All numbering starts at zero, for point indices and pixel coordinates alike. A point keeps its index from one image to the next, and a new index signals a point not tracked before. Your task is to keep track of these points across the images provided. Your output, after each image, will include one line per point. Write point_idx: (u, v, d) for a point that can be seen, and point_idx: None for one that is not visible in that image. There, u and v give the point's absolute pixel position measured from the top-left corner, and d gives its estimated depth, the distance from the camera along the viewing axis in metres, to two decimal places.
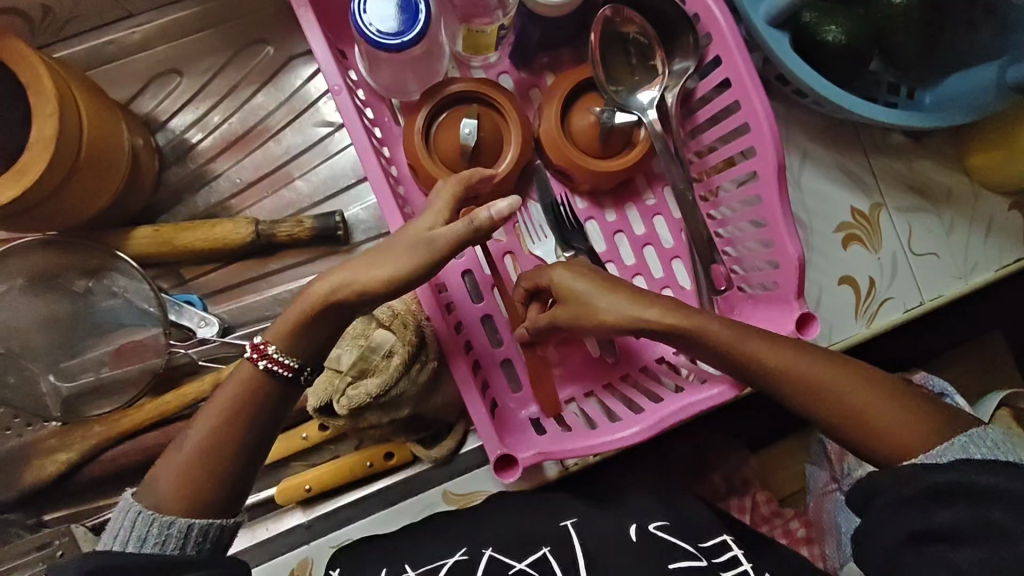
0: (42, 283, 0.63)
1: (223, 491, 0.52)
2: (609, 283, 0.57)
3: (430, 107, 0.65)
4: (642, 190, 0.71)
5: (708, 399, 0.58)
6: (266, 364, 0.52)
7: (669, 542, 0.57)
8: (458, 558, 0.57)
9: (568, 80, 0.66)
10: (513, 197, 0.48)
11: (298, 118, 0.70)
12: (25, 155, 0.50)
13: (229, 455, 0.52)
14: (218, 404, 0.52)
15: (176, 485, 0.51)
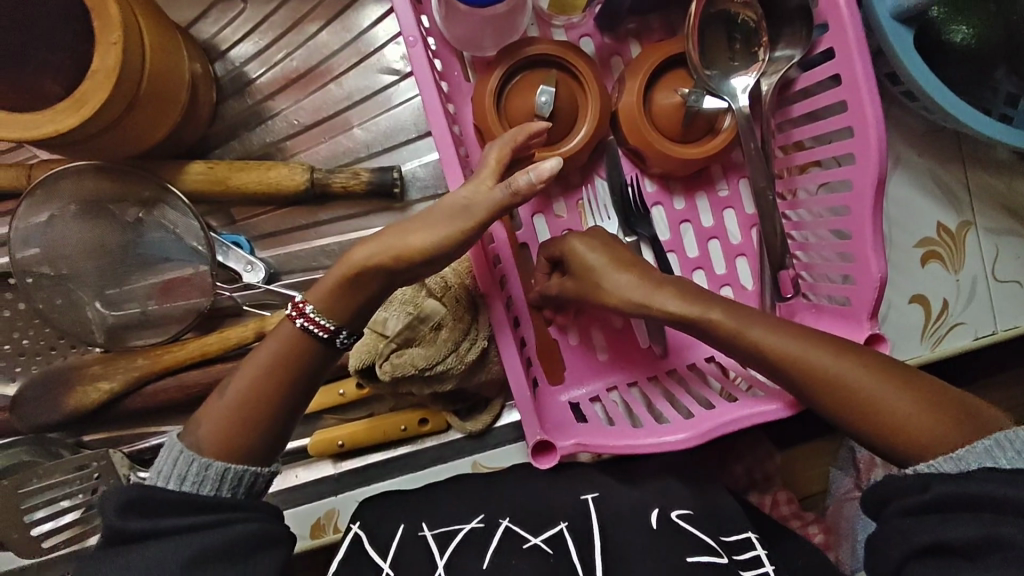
0: (93, 209, 0.62)
1: (264, 442, 0.50)
2: (620, 259, 0.55)
3: (506, 68, 0.60)
4: (717, 179, 0.67)
5: (763, 414, 0.56)
6: (304, 323, 0.49)
7: (690, 533, 0.55)
8: (476, 525, 0.57)
9: (657, 52, 0.61)
10: (556, 160, 0.45)
11: (364, 61, 0.66)
12: (85, 88, 0.47)
13: (270, 406, 0.50)
14: (262, 355, 0.50)
15: (215, 431, 0.48)
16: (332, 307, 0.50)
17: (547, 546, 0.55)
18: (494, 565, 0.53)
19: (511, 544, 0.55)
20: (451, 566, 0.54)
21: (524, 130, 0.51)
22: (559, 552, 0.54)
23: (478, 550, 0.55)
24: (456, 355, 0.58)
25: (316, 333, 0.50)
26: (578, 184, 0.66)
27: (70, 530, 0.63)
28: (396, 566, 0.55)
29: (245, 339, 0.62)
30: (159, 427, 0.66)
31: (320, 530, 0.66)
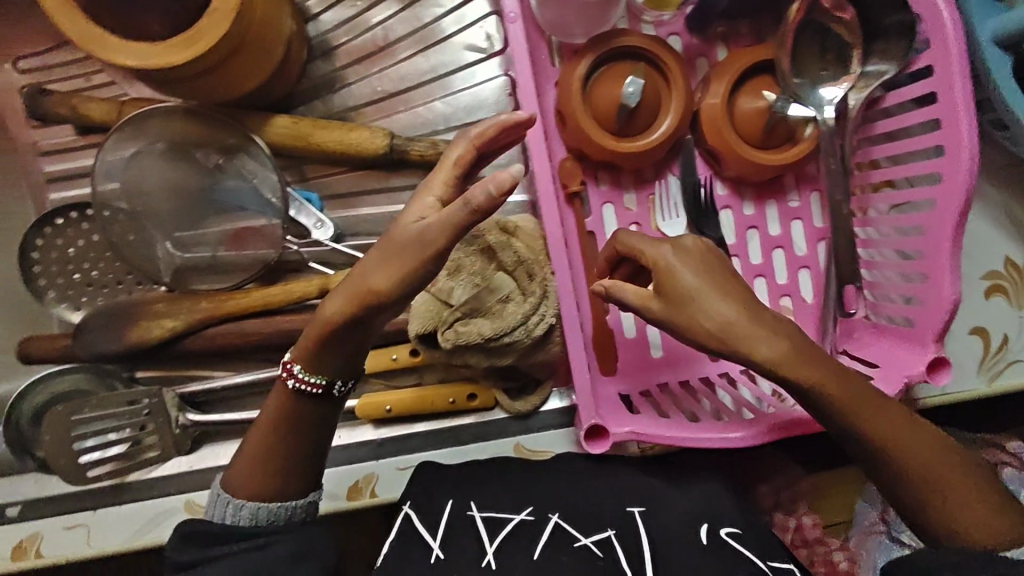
0: (177, 152, 0.64)
1: (292, 482, 0.52)
2: (722, 280, 0.50)
3: (595, 56, 0.60)
4: (788, 189, 0.66)
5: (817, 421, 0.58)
6: (294, 383, 0.50)
7: (737, 552, 0.55)
8: (525, 516, 0.58)
9: (746, 56, 0.60)
10: (516, 168, 0.39)
11: (451, 38, 0.67)
12: (202, 25, 0.48)
13: (300, 445, 0.52)
14: (273, 407, 0.52)
15: (251, 481, 0.51)
16: (316, 364, 0.50)
17: (595, 549, 0.55)
18: (543, 559, 0.55)
19: (562, 541, 0.56)
20: (500, 554, 0.55)
21: (472, 140, 0.45)
22: (607, 557, 0.55)
23: (527, 544, 0.56)
24: (520, 332, 0.58)
25: (308, 388, 0.50)
26: (651, 179, 0.66)
27: (113, 463, 0.66)
28: (445, 548, 0.56)
29: (307, 295, 0.62)
30: (210, 371, 0.68)
31: (357, 493, 0.66)
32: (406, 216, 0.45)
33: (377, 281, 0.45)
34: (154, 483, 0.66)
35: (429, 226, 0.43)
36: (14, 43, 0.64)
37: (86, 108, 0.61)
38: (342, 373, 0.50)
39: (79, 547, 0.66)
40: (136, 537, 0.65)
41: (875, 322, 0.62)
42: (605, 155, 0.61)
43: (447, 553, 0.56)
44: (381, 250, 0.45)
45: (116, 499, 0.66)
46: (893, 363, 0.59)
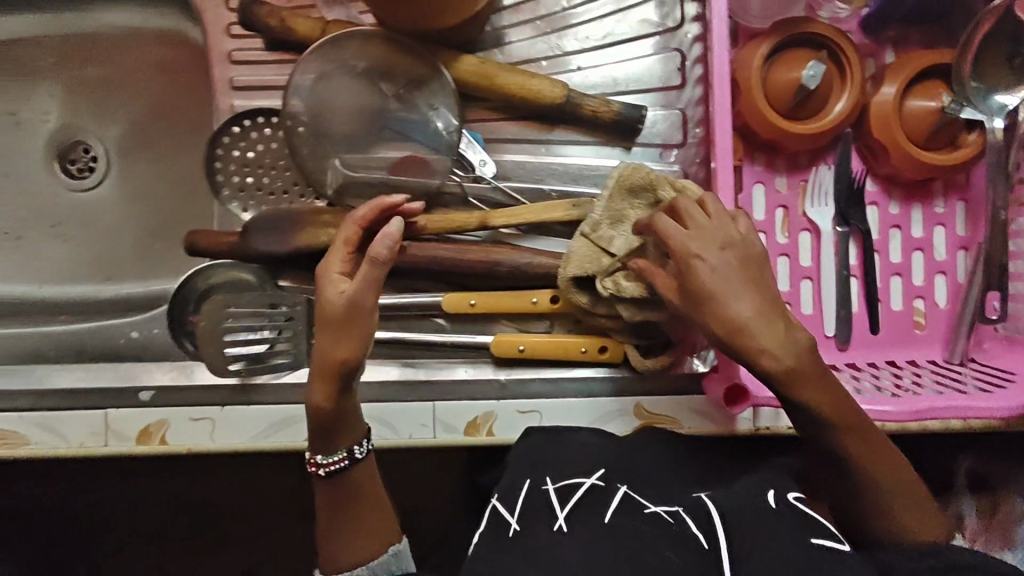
0: (365, 78, 0.67)
1: (373, 535, 0.58)
2: (755, 281, 0.51)
3: (779, 39, 0.63)
4: (935, 194, 0.68)
5: (980, 408, 0.59)
6: (323, 468, 0.58)
7: (812, 517, 0.48)
8: (596, 481, 0.55)
9: (920, 58, 0.63)
10: (397, 222, 0.55)
11: (630, 9, 0.71)
12: None
13: (372, 519, 0.58)
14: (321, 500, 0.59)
15: (346, 553, 0.57)
16: (327, 444, 0.57)
17: (667, 515, 0.50)
18: (615, 521, 0.50)
19: (632, 507, 0.52)
20: (572, 518, 0.52)
21: (353, 225, 0.58)
22: (679, 523, 0.49)
23: (596, 507, 0.52)
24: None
25: (337, 466, 0.58)
26: (804, 166, 0.68)
27: (247, 359, 0.69)
28: (522, 522, 0.52)
29: (467, 226, 0.65)
30: None
31: (475, 429, 0.67)
32: (330, 294, 0.55)
33: (340, 347, 0.54)
34: (282, 389, 0.68)
35: (351, 297, 0.54)
36: None
37: (294, 24, 0.65)
38: (341, 423, 0.57)
39: (202, 440, 0.68)
40: (258, 439, 0.67)
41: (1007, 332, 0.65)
42: (775, 135, 0.64)
43: (524, 526, 0.52)
44: (324, 330, 0.55)
45: (243, 399, 0.68)
46: None
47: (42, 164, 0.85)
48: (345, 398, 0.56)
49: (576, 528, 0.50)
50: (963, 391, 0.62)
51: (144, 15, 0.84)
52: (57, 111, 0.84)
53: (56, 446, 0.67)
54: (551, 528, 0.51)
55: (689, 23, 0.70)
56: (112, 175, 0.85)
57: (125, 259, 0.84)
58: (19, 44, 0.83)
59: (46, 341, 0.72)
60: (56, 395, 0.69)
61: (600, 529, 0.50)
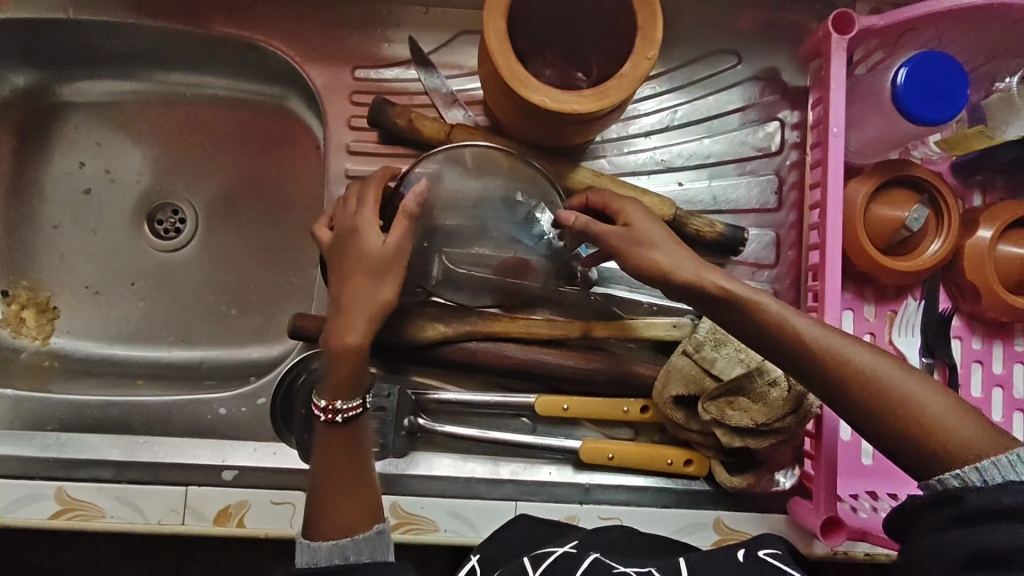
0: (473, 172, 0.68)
1: (372, 496, 0.56)
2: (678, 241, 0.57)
3: (882, 180, 0.66)
4: (1016, 334, 0.70)
5: None
6: (342, 416, 0.56)
7: (778, 568, 0.56)
8: (569, 550, 0.61)
9: (1015, 208, 0.66)
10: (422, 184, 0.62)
11: (733, 132, 0.74)
12: (610, 84, 0.54)
13: (360, 486, 0.56)
14: (325, 466, 0.56)
15: (336, 517, 0.54)
16: (343, 390, 0.56)
17: (636, 574, 0.56)
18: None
19: (602, 567, 0.57)
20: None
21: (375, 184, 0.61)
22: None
23: (567, 567, 0.58)
24: (788, 417, 0.61)
25: (350, 414, 0.56)
26: (893, 297, 0.70)
27: None
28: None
29: (568, 334, 0.68)
30: (445, 385, 0.72)
31: None
32: (368, 238, 0.58)
33: (382, 288, 0.58)
34: None
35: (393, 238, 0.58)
36: (358, 52, 0.72)
37: (421, 126, 0.67)
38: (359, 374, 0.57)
39: (281, 524, 0.67)
40: None
41: None
42: (872, 269, 0.66)
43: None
44: (361, 271, 0.58)
45: None
46: None
47: (130, 223, 0.85)
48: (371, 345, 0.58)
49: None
50: None
51: (246, 88, 0.83)
52: (151, 172, 0.85)
53: (132, 522, 0.67)
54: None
55: (788, 151, 0.73)
56: (197, 238, 0.86)
57: (199, 323, 0.84)
58: (119, 105, 0.85)
59: (131, 411, 0.72)
60: (138, 468, 0.68)
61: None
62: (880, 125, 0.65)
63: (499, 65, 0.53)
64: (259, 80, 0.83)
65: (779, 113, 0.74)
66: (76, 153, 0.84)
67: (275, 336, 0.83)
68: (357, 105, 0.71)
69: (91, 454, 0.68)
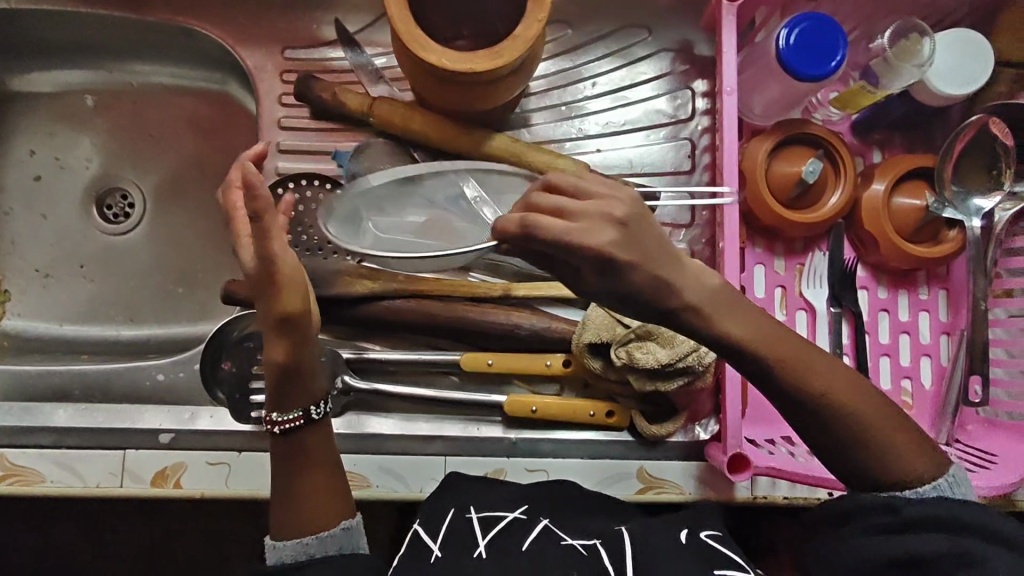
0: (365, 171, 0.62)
1: (338, 490, 0.59)
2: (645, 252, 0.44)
3: (780, 137, 0.70)
4: (920, 283, 0.74)
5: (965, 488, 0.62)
6: (278, 426, 0.56)
7: (718, 550, 0.57)
8: (519, 515, 0.61)
9: (906, 161, 0.70)
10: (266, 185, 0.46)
11: (647, 101, 0.78)
12: (503, 45, 0.58)
13: (321, 487, 0.58)
14: (283, 467, 0.58)
15: (296, 521, 0.57)
16: (280, 403, 0.56)
17: (581, 547, 0.57)
18: (531, 549, 0.57)
19: (550, 538, 0.58)
20: (492, 545, 0.58)
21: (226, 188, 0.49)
22: (592, 555, 0.56)
23: (517, 536, 0.59)
24: (692, 358, 0.65)
25: (290, 426, 0.56)
26: (802, 251, 0.74)
27: None
28: (444, 549, 0.58)
29: (490, 294, 0.71)
30: (378, 347, 0.74)
31: None
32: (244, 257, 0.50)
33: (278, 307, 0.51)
34: None
35: (258, 254, 0.48)
36: (288, 34, 0.76)
37: (346, 98, 0.71)
38: (296, 383, 0.55)
39: (216, 484, 0.69)
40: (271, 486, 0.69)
41: (987, 416, 0.70)
42: (775, 222, 0.70)
43: (446, 553, 0.58)
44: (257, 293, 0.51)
45: (263, 446, 0.71)
46: (1011, 455, 0.66)
47: (80, 208, 0.88)
48: (303, 355, 0.54)
49: (494, 555, 0.57)
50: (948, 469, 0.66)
51: (189, 75, 0.87)
52: (100, 159, 0.88)
53: (71, 485, 0.69)
54: (472, 556, 0.57)
55: (700, 116, 0.77)
56: (145, 221, 0.89)
57: (148, 302, 0.87)
58: (66, 95, 0.88)
59: (73, 380, 0.75)
60: (78, 434, 0.70)
61: (516, 555, 0.56)
62: (777, 90, 0.69)
63: (401, 34, 0.57)
64: (202, 68, 0.86)
65: (690, 82, 0.78)
66: (26, 141, 0.87)
67: (221, 311, 0.86)
68: (286, 83, 0.75)
69: (33, 421, 0.71)
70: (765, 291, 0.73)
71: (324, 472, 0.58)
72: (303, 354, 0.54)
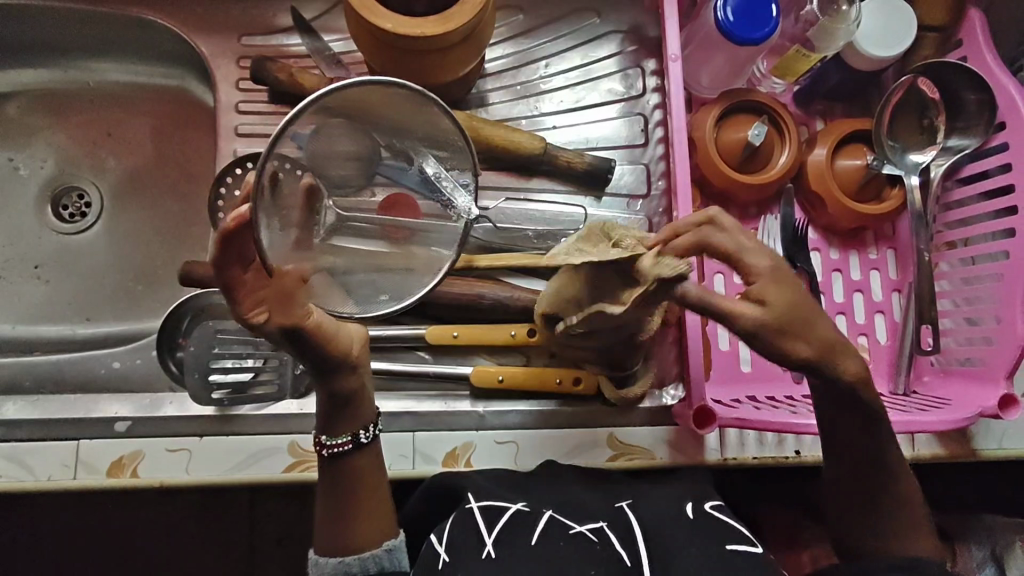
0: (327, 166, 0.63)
1: (385, 513, 0.58)
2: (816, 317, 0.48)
3: (726, 105, 0.73)
4: (868, 243, 0.77)
5: (912, 423, 0.64)
6: (328, 451, 0.56)
7: (726, 524, 0.55)
8: (522, 507, 0.57)
9: (846, 125, 0.73)
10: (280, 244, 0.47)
11: (597, 79, 0.80)
12: (453, 11, 0.61)
13: (375, 505, 0.58)
14: (334, 494, 0.57)
15: (345, 533, 0.57)
16: (336, 428, 0.56)
17: (591, 533, 0.54)
18: (541, 544, 0.53)
19: (557, 529, 0.54)
20: (500, 543, 0.53)
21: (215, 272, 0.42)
22: (604, 544, 0.53)
23: (524, 529, 0.54)
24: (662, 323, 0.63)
25: (340, 450, 0.56)
26: (754, 216, 0.76)
27: (229, 388, 0.70)
28: (452, 552, 0.53)
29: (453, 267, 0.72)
30: None
31: (454, 459, 0.68)
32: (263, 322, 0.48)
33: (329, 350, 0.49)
34: (263, 417, 0.69)
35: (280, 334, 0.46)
36: (247, 23, 0.79)
37: (301, 79, 0.73)
38: (349, 407, 0.55)
39: (175, 473, 0.66)
40: (233, 472, 0.66)
41: (942, 366, 0.72)
42: (728, 186, 0.72)
43: (453, 557, 0.53)
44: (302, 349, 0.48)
45: (224, 429, 0.68)
46: (966, 399, 0.67)
47: (34, 207, 0.87)
48: (356, 380, 0.54)
49: (504, 556, 0.52)
50: (905, 411, 0.67)
51: (148, 73, 0.88)
52: (55, 158, 0.87)
53: (20, 479, 0.65)
54: (480, 557, 0.52)
55: (650, 93, 0.80)
56: (103, 219, 0.87)
57: (105, 300, 0.84)
58: (21, 95, 0.87)
59: (23, 372, 0.76)
60: (30, 426, 0.68)
61: (528, 550, 0.52)
62: (722, 60, 0.72)
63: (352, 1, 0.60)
64: (161, 64, 0.87)
65: (639, 61, 0.81)
66: None
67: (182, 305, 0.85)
68: (244, 69, 0.78)
69: None
70: None
71: (374, 493, 0.58)
72: (355, 383, 0.53)
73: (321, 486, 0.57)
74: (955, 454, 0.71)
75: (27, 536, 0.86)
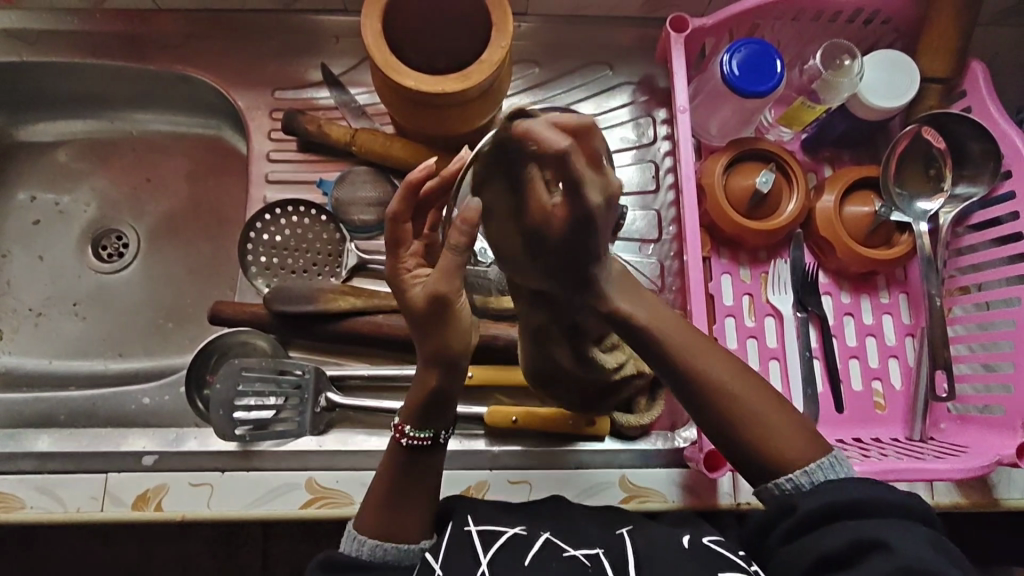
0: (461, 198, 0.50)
1: (417, 517, 0.58)
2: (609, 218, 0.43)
3: (733, 153, 0.75)
4: (880, 287, 0.78)
5: (930, 470, 0.63)
6: (406, 442, 0.57)
7: (717, 552, 0.53)
8: (518, 531, 0.56)
9: (854, 172, 0.75)
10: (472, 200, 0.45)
11: (609, 128, 0.84)
12: (472, 69, 0.64)
13: (410, 502, 0.57)
14: (388, 478, 0.58)
15: (384, 523, 0.57)
16: (424, 424, 0.56)
17: (584, 557, 0.53)
18: (534, 564, 0.52)
19: (551, 551, 0.54)
20: (494, 563, 0.53)
21: (390, 221, 0.47)
22: (595, 566, 0.52)
23: (518, 549, 0.54)
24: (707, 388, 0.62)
25: (420, 443, 0.57)
26: (765, 260, 0.77)
27: (252, 424, 0.72)
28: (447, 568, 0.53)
29: None
30: (358, 361, 0.78)
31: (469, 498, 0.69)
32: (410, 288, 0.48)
33: (453, 342, 0.50)
34: (284, 454, 0.71)
35: (432, 302, 0.47)
36: (279, 79, 0.84)
37: (328, 130, 0.78)
38: (443, 408, 0.56)
39: (196, 506, 0.68)
40: (253, 506, 0.68)
41: (960, 413, 0.71)
42: (737, 231, 0.74)
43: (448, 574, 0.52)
44: (429, 330, 0.49)
45: (245, 464, 0.70)
46: (984, 446, 0.66)
47: (76, 248, 0.92)
48: (456, 381, 0.54)
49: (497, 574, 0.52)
50: (923, 458, 0.66)
51: (187, 123, 0.93)
52: (97, 202, 0.93)
53: (52, 511, 0.68)
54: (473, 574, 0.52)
55: (661, 141, 0.83)
56: (138, 260, 0.91)
57: (135, 336, 0.88)
58: (69, 144, 0.93)
59: (58, 407, 0.80)
60: (59, 459, 0.70)
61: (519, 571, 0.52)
62: (729, 111, 0.75)
63: (374, 57, 0.63)
64: (199, 115, 0.93)
65: (650, 111, 0.84)
66: (25, 190, 0.92)
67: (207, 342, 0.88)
68: (275, 120, 0.83)
69: (16, 446, 0.71)
70: (733, 299, 0.76)
71: (418, 487, 0.58)
72: (455, 385, 0.54)
73: (374, 484, 0.59)
74: (975, 498, 0.69)
75: (49, 568, 0.88)
